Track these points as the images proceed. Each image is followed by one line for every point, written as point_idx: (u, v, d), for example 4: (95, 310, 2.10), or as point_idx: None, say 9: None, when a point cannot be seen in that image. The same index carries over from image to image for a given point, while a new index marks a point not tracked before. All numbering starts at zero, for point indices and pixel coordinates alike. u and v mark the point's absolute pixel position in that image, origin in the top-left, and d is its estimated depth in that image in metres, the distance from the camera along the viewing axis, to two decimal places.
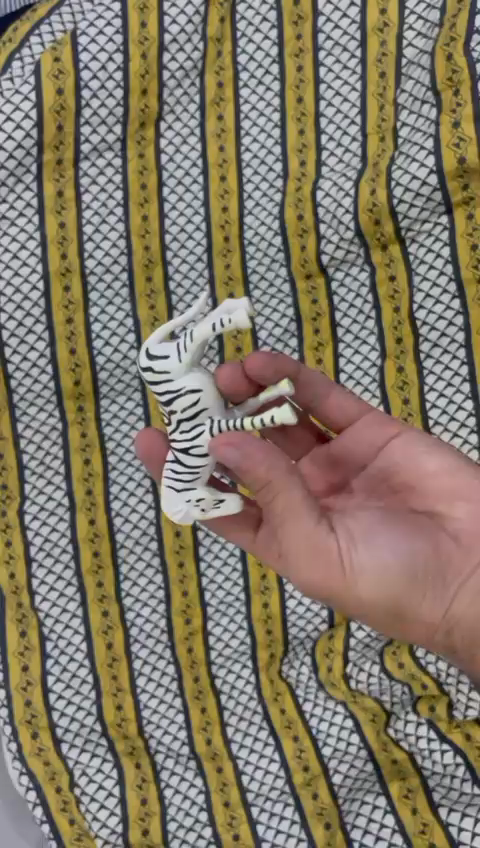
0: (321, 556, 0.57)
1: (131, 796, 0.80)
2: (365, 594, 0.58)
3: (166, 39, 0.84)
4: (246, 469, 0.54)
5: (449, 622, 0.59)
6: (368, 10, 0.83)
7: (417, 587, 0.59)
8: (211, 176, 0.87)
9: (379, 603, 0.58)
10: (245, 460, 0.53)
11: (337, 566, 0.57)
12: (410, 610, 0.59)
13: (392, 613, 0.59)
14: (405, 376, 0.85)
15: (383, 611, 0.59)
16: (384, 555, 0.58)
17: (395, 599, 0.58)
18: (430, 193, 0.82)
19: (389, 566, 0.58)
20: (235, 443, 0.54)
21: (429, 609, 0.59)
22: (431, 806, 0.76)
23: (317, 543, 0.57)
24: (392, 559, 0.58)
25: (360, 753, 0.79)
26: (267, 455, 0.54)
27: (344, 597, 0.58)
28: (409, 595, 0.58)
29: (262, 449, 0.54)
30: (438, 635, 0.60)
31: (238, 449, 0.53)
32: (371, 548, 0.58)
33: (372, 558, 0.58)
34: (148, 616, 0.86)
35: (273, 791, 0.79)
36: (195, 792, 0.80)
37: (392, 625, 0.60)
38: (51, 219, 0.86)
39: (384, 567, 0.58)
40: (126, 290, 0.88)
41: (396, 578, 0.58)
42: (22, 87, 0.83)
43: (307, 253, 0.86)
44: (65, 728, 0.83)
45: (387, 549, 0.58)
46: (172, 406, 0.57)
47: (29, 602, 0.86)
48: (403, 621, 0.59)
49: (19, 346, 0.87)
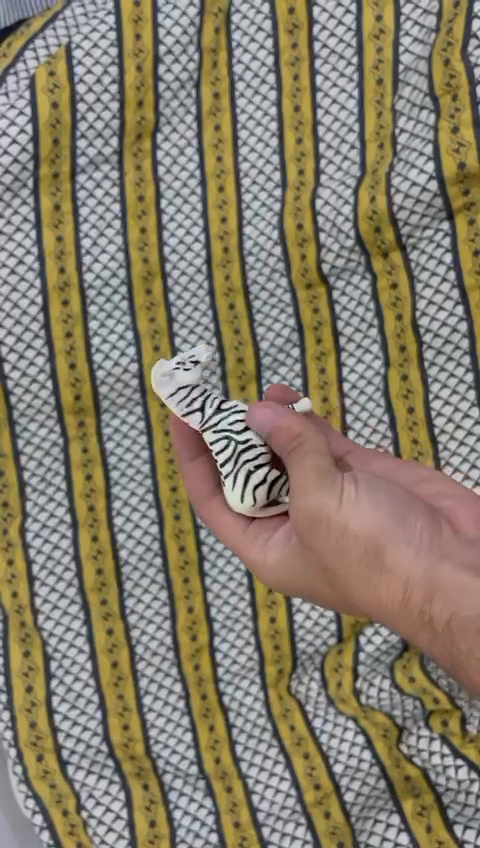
0: (323, 483, 0.54)
1: (139, 819, 0.78)
2: (353, 528, 0.53)
3: (161, 51, 0.84)
4: (275, 428, 0.58)
5: (429, 583, 0.50)
6: (363, 17, 0.82)
7: (409, 534, 0.52)
8: (209, 186, 0.86)
9: (360, 539, 0.52)
10: (274, 425, 0.59)
11: (334, 496, 0.54)
12: (392, 554, 0.51)
13: (371, 552, 0.52)
14: (410, 384, 0.83)
15: (364, 550, 0.52)
16: (385, 499, 0.54)
17: (380, 535, 0.52)
18: (430, 199, 0.81)
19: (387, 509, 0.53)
20: (264, 411, 0.60)
21: (410, 559, 0.51)
22: (446, 824, 0.74)
23: (324, 476, 0.55)
24: (390, 505, 0.53)
25: (373, 769, 0.77)
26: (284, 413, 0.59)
27: (332, 532, 0.54)
28: (397, 539, 0.52)
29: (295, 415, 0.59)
30: (414, 595, 0.51)
31: (268, 418, 0.59)
32: (376, 491, 0.54)
33: (370, 501, 0.53)
34: (154, 633, 0.85)
35: (285, 810, 0.78)
36: (205, 813, 0.79)
37: (369, 571, 0.53)
38: (48, 234, 0.86)
39: (375, 508, 0.53)
40: (126, 303, 0.87)
41: (390, 518, 0.52)
42: (18, 102, 0.83)
43: (308, 262, 0.85)
44: (71, 749, 0.81)
45: (392, 495, 0.55)
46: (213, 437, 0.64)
47: (33, 621, 0.85)
48: (382, 568, 0.52)
49: (18, 361, 0.86)
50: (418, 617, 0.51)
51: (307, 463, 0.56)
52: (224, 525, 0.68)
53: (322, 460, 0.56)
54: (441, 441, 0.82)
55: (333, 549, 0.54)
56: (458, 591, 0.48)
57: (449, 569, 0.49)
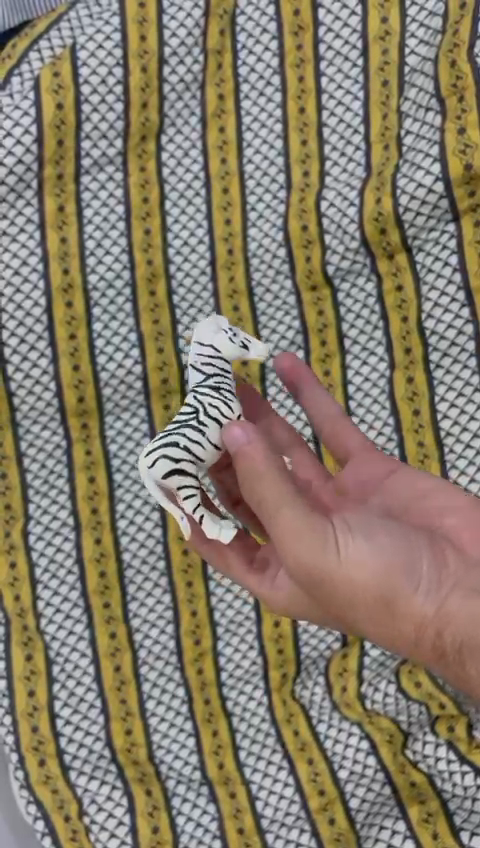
0: (312, 536, 0.51)
1: (142, 825, 0.78)
2: (357, 580, 0.50)
3: (166, 52, 0.83)
4: (240, 456, 0.54)
5: (442, 622, 0.49)
6: (369, 19, 0.82)
7: (416, 576, 0.50)
8: (214, 188, 0.86)
9: (366, 591, 0.50)
10: (244, 446, 0.54)
11: (327, 549, 0.50)
12: (402, 600, 0.50)
13: (380, 602, 0.50)
14: (415, 387, 0.83)
15: (373, 600, 0.50)
16: (380, 541, 0.51)
17: (388, 584, 0.49)
18: (436, 201, 0.81)
19: (386, 552, 0.50)
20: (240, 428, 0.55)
21: (419, 601, 0.50)
22: (453, 832, 0.73)
23: (311, 526, 0.51)
24: (387, 548, 0.51)
25: (377, 775, 0.77)
26: (250, 444, 0.54)
27: (335, 586, 0.51)
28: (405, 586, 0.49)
29: (265, 446, 0.54)
30: (427, 633, 0.50)
31: (243, 435, 0.55)
32: (370, 533, 0.51)
33: (367, 547, 0.50)
34: (157, 637, 0.84)
35: (289, 816, 0.77)
36: (208, 819, 0.78)
37: (381, 618, 0.51)
38: (52, 235, 0.85)
39: (376, 554, 0.50)
40: (130, 305, 0.87)
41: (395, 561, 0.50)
42: (22, 103, 0.82)
43: (312, 265, 0.85)
44: (73, 754, 0.81)
45: (386, 532, 0.52)
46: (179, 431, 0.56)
47: (35, 624, 0.84)
48: (393, 615, 0.50)
49: (21, 363, 0.86)
50: (432, 652, 0.51)
51: (288, 516, 0.51)
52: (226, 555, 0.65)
53: (302, 511, 0.52)
54: (447, 443, 0.82)
55: (338, 600, 0.52)
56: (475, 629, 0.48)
57: (460, 601, 0.49)
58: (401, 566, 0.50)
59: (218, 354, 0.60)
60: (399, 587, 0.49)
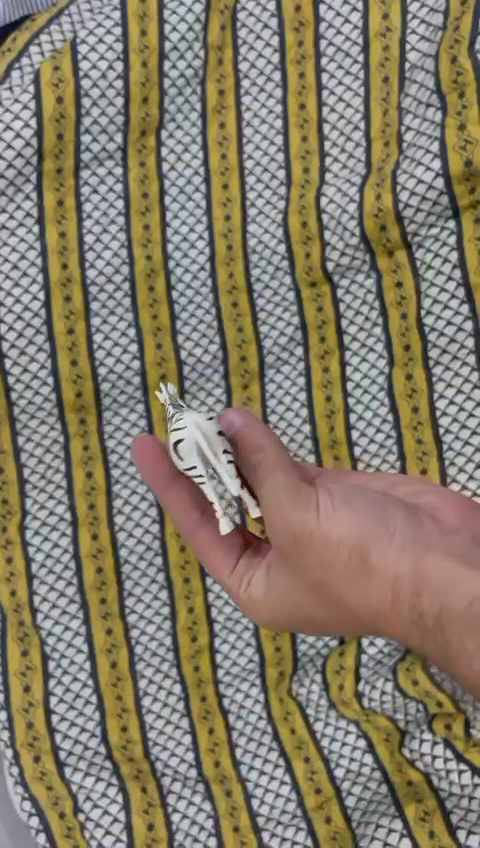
0: (298, 499, 0.57)
1: (137, 822, 0.77)
2: (336, 539, 0.54)
3: (167, 47, 0.83)
4: (241, 438, 0.62)
5: (416, 579, 0.51)
6: (370, 16, 0.82)
7: (389, 536, 0.54)
8: (213, 183, 0.86)
9: (343, 549, 0.54)
10: (244, 429, 0.62)
11: (312, 513, 0.56)
12: (375, 559, 0.53)
13: (357, 560, 0.54)
14: (414, 383, 0.83)
15: (350, 560, 0.54)
16: (361, 510, 0.55)
17: (361, 543, 0.54)
18: (436, 197, 0.81)
19: (363, 518, 0.55)
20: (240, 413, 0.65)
21: (394, 559, 0.52)
22: (449, 828, 0.73)
23: (297, 494, 0.57)
24: (366, 517, 0.55)
25: (374, 774, 0.77)
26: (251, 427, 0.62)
27: (318, 546, 0.55)
28: (379, 544, 0.53)
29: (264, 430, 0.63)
30: (402, 594, 0.52)
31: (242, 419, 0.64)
32: (352, 503, 0.56)
33: (345, 513, 0.55)
34: (154, 634, 0.84)
35: (285, 814, 0.77)
36: (204, 817, 0.77)
37: (359, 581, 0.54)
38: (51, 229, 0.85)
39: (354, 517, 0.55)
40: (128, 300, 0.86)
41: (371, 523, 0.54)
42: (22, 96, 0.82)
43: (312, 260, 0.85)
44: (68, 751, 0.80)
45: (367, 504, 0.56)
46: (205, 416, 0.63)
47: (31, 620, 0.83)
48: (370, 575, 0.53)
49: (19, 357, 0.86)
50: (410, 620, 0.52)
51: (279, 485, 0.58)
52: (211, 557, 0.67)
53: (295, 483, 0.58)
54: (445, 441, 0.81)
55: (322, 566, 0.55)
56: (447, 585, 0.50)
57: (432, 560, 0.51)
58: (375, 530, 0.54)
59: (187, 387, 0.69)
60: (373, 546, 0.53)
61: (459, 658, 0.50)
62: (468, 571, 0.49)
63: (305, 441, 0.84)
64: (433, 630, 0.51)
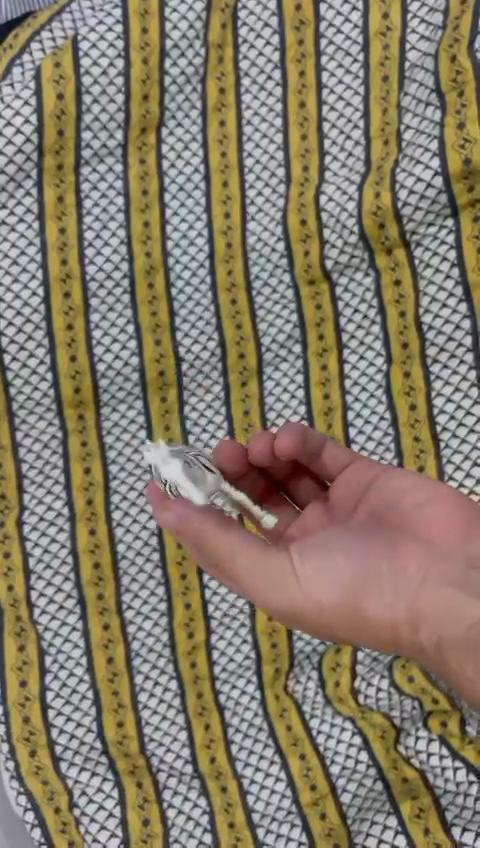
0: (273, 580, 0.58)
1: (132, 817, 0.77)
2: (325, 603, 0.57)
3: (167, 45, 0.84)
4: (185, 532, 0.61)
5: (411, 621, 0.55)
6: (370, 15, 0.82)
7: (374, 588, 0.57)
8: (213, 181, 0.86)
9: (332, 615, 0.58)
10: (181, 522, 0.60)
11: (293, 578, 0.59)
12: (368, 610, 0.57)
13: (350, 616, 0.57)
14: (412, 381, 0.83)
15: (343, 617, 0.58)
16: (341, 568, 0.58)
17: (349, 599, 0.57)
18: (435, 196, 0.81)
19: (345, 576, 0.58)
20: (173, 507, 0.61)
21: (379, 613, 0.57)
22: (444, 825, 0.73)
23: (272, 565, 0.59)
24: (349, 572, 0.58)
25: (370, 771, 0.76)
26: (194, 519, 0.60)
27: (310, 608, 0.58)
28: (365, 602, 0.57)
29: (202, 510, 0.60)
30: (401, 636, 0.56)
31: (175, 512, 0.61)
32: (329, 562, 0.59)
33: (325, 574, 0.58)
34: (150, 630, 0.84)
35: (280, 811, 0.77)
36: (199, 813, 0.77)
37: (357, 629, 0.58)
38: (51, 225, 0.85)
39: (328, 582, 0.58)
40: (127, 296, 0.87)
41: (348, 584, 0.58)
42: (23, 92, 0.82)
43: (311, 258, 0.85)
44: (64, 745, 0.80)
45: (345, 557, 0.59)
46: None
47: (28, 615, 0.84)
48: (366, 624, 0.57)
49: (18, 353, 0.86)
50: (411, 647, 0.56)
51: (250, 559, 0.59)
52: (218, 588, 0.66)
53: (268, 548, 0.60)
54: (442, 439, 0.81)
55: (318, 620, 0.59)
56: (441, 625, 0.53)
57: (423, 600, 0.55)
58: (360, 584, 0.57)
59: None
60: (362, 598, 0.57)
61: (462, 677, 0.53)
62: (460, 604, 0.53)
63: None
64: (434, 654, 0.55)
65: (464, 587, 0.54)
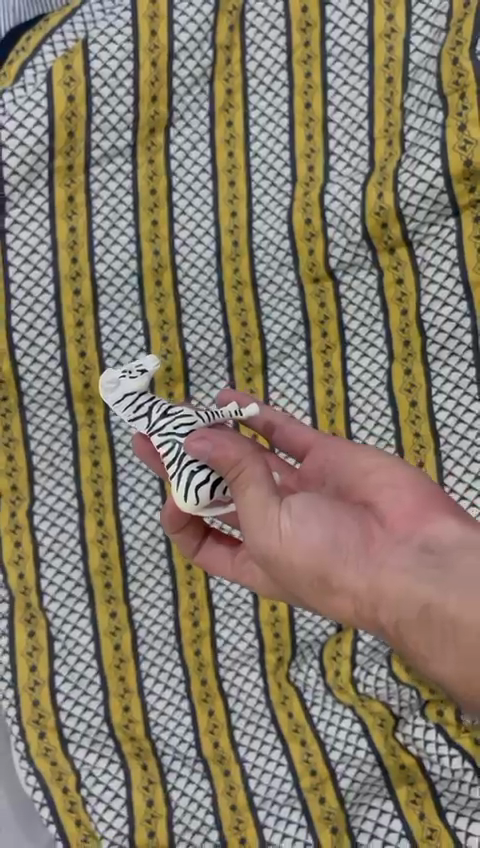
0: (264, 524, 0.54)
1: (137, 798, 0.80)
2: (298, 560, 0.53)
3: (176, 47, 0.86)
4: (217, 460, 0.54)
5: (374, 596, 0.51)
6: (375, 15, 0.84)
7: (344, 553, 0.53)
8: (220, 180, 0.88)
9: (304, 572, 0.54)
10: (216, 451, 0.54)
11: (276, 531, 0.54)
12: (335, 579, 0.53)
13: (318, 581, 0.54)
14: (413, 378, 0.84)
15: (311, 578, 0.54)
16: (317, 528, 0.54)
17: (321, 562, 0.53)
18: (437, 196, 0.82)
19: (322, 536, 0.54)
20: (205, 437, 0.55)
21: (351, 579, 0.52)
22: (439, 811, 0.75)
23: (258, 511, 0.54)
24: (329, 536, 0.54)
25: (368, 758, 0.78)
26: (237, 441, 0.55)
27: (279, 563, 0.55)
28: (338, 567, 0.53)
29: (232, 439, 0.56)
30: (363, 607, 0.52)
31: (209, 443, 0.55)
32: (308, 517, 0.54)
33: (307, 529, 0.53)
34: (156, 618, 0.86)
35: (280, 795, 0.79)
36: (202, 795, 0.80)
37: (323, 593, 0.54)
38: (61, 223, 0.87)
39: (312, 538, 0.53)
40: (136, 293, 0.89)
41: (329, 542, 0.53)
42: (34, 95, 0.85)
43: (315, 256, 0.86)
44: (72, 728, 0.83)
45: (323, 515, 0.55)
46: (181, 417, 0.60)
47: (38, 602, 0.86)
48: (334, 591, 0.54)
49: (29, 348, 0.88)
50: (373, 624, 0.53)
51: (250, 500, 0.54)
52: (210, 556, 0.72)
53: (268, 492, 0.55)
54: (443, 434, 0.83)
55: (285, 574, 0.56)
56: (402, 605, 0.49)
57: (388, 574, 0.50)
58: (334, 546, 0.53)
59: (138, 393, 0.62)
60: (334, 562, 0.53)
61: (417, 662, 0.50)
62: (421, 587, 0.48)
63: None
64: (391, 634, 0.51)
65: (432, 572, 0.48)
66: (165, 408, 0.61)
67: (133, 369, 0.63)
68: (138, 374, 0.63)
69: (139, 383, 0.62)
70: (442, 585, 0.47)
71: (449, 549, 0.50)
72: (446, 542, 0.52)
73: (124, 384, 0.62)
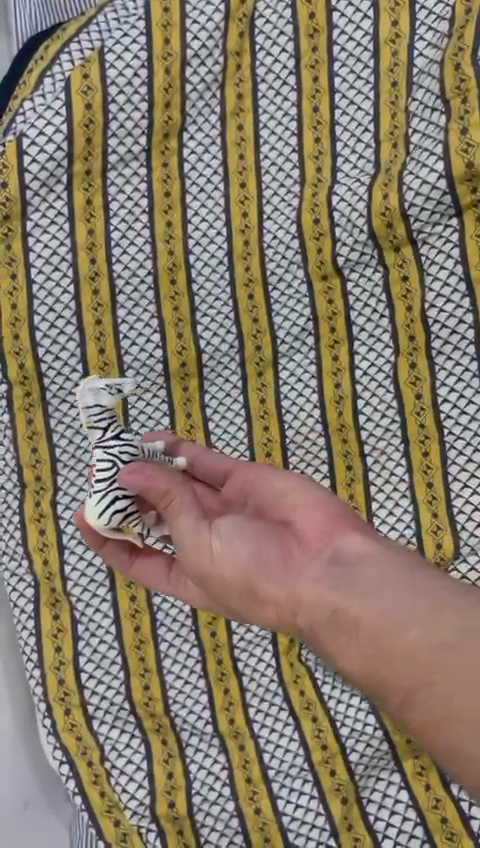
0: (196, 543, 0.56)
1: (158, 771, 0.86)
2: (228, 576, 0.54)
3: (188, 55, 0.89)
4: (151, 491, 0.60)
5: (292, 604, 0.51)
6: (380, 21, 0.88)
7: (267, 566, 0.53)
8: (232, 182, 0.91)
9: (232, 585, 0.54)
10: (147, 482, 0.60)
11: (208, 551, 0.55)
12: (260, 591, 0.53)
13: (246, 593, 0.54)
14: (418, 371, 0.88)
15: (240, 591, 0.54)
16: (241, 545, 0.54)
17: (248, 576, 0.53)
18: (440, 197, 0.85)
19: (249, 553, 0.54)
20: (139, 471, 0.61)
21: (272, 590, 0.52)
22: (443, 782, 0.81)
23: (192, 533, 0.56)
24: (257, 554, 0.54)
25: (377, 733, 0.83)
26: (162, 474, 0.60)
27: (210, 578, 0.56)
28: (261, 579, 0.53)
29: (169, 474, 0.61)
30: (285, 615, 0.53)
31: (142, 475, 0.60)
32: (236, 535, 0.55)
33: (235, 545, 0.54)
34: (173, 601, 0.90)
35: (293, 768, 0.84)
36: (219, 768, 0.85)
37: (253, 605, 0.55)
38: (80, 226, 0.91)
39: (239, 556, 0.54)
40: (151, 292, 0.92)
41: (252, 557, 0.54)
42: (54, 103, 0.89)
43: (323, 254, 0.90)
44: (96, 705, 0.88)
45: (246, 532, 0.55)
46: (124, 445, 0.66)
47: (62, 588, 0.91)
48: (261, 603, 0.54)
49: (51, 346, 0.92)
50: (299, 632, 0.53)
51: (182, 527, 0.57)
52: (145, 571, 0.72)
53: (198, 518, 0.57)
54: (447, 426, 0.87)
55: (217, 589, 0.56)
56: (316, 611, 0.50)
57: (303, 585, 0.51)
58: (258, 562, 0.53)
59: (104, 408, 0.67)
60: (260, 576, 0.53)
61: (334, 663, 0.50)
62: (329, 595, 0.49)
63: (315, 425, 0.91)
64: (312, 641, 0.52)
65: (337, 579, 0.49)
66: (119, 430, 0.67)
67: (112, 387, 0.67)
68: (112, 392, 0.67)
69: (107, 401, 0.67)
70: (343, 589, 0.48)
71: (352, 557, 0.50)
72: (355, 550, 0.51)
73: (98, 396, 0.67)
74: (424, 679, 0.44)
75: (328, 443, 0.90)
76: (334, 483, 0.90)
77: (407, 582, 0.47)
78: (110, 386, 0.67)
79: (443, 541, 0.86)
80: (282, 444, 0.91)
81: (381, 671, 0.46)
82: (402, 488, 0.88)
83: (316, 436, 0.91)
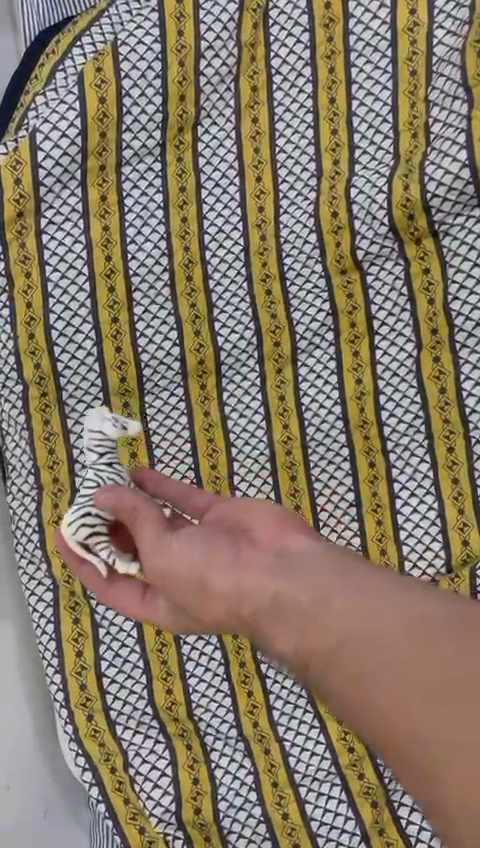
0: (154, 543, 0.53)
1: (183, 777, 0.84)
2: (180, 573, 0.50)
3: (203, 47, 0.88)
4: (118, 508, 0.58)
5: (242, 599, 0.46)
6: (398, 10, 0.87)
7: (220, 560, 0.48)
8: (247, 175, 0.90)
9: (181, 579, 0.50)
10: (117, 504, 0.58)
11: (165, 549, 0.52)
12: (211, 586, 0.48)
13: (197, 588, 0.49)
14: (441, 364, 0.87)
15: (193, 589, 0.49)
16: (191, 545, 0.50)
17: (198, 572, 0.49)
18: (463, 187, 0.85)
19: (201, 548, 0.50)
20: (110, 491, 0.60)
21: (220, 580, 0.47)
22: None
23: (151, 536, 0.53)
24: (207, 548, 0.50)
25: None
26: (127, 495, 0.58)
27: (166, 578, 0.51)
28: (212, 571, 0.48)
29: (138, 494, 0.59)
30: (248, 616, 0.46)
31: (113, 496, 0.59)
32: (189, 537, 0.51)
33: (190, 545, 0.51)
34: None
35: (320, 772, 0.83)
36: (245, 772, 0.84)
37: (204, 608, 0.49)
38: (95, 223, 0.89)
39: (189, 555, 0.50)
40: (168, 289, 0.90)
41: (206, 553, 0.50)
42: (67, 97, 0.87)
43: (342, 249, 0.88)
44: (119, 711, 0.86)
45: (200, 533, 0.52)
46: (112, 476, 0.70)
47: (81, 590, 0.89)
48: (211, 603, 0.49)
49: (67, 345, 0.90)
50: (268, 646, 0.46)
51: (144, 536, 0.54)
52: (117, 594, 0.63)
53: (160, 529, 0.54)
54: (472, 420, 0.87)
55: (171, 589, 0.52)
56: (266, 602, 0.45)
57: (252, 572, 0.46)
58: (209, 557, 0.49)
59: (105, 437, 0.72)
60: (208, 570, 0.48)
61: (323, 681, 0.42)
62: (282, 585, 0.44)
63: (336, 421, 0.89)
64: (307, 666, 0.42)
65: (290, 570, 0.45)
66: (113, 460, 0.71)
67: (117, 420, 0.72)
68: (117, 424, 0.72)
69: (109, 432, 0.72)
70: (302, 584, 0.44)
71: (306, 550, 0.47)
72: (307, 546, 0.47)
73: (103, 426, 0.72)
74: (406, 686, 0.38)
75: (351, 442, 0.89)
76: (357, 480, 0.88)
77: (372, 574, 0.44)
78: (117, 420, 0.72)
79: (470, 537, 0.85)
80: (304, 457, 0.89)
81: (343, 667, 0.40)
82: (427, 484, 0.87)
83: (338, 432, 0.89)
